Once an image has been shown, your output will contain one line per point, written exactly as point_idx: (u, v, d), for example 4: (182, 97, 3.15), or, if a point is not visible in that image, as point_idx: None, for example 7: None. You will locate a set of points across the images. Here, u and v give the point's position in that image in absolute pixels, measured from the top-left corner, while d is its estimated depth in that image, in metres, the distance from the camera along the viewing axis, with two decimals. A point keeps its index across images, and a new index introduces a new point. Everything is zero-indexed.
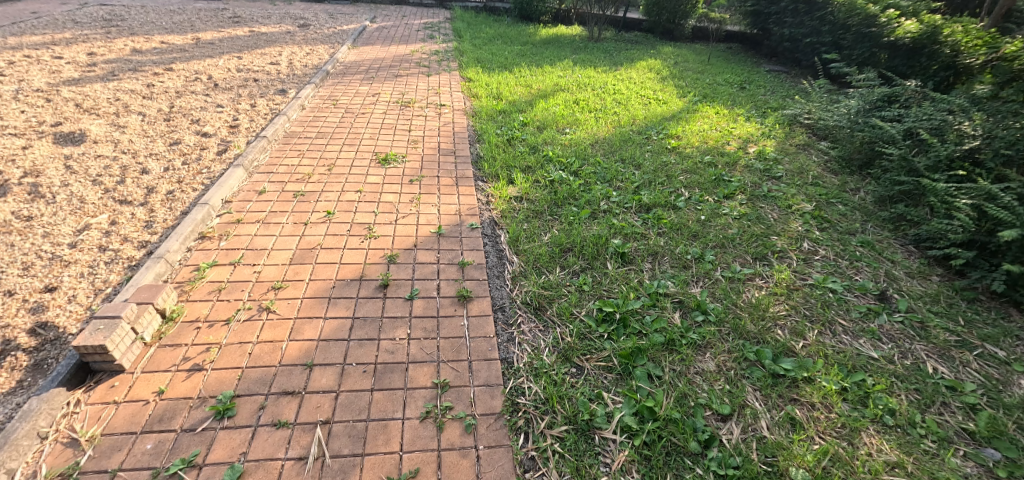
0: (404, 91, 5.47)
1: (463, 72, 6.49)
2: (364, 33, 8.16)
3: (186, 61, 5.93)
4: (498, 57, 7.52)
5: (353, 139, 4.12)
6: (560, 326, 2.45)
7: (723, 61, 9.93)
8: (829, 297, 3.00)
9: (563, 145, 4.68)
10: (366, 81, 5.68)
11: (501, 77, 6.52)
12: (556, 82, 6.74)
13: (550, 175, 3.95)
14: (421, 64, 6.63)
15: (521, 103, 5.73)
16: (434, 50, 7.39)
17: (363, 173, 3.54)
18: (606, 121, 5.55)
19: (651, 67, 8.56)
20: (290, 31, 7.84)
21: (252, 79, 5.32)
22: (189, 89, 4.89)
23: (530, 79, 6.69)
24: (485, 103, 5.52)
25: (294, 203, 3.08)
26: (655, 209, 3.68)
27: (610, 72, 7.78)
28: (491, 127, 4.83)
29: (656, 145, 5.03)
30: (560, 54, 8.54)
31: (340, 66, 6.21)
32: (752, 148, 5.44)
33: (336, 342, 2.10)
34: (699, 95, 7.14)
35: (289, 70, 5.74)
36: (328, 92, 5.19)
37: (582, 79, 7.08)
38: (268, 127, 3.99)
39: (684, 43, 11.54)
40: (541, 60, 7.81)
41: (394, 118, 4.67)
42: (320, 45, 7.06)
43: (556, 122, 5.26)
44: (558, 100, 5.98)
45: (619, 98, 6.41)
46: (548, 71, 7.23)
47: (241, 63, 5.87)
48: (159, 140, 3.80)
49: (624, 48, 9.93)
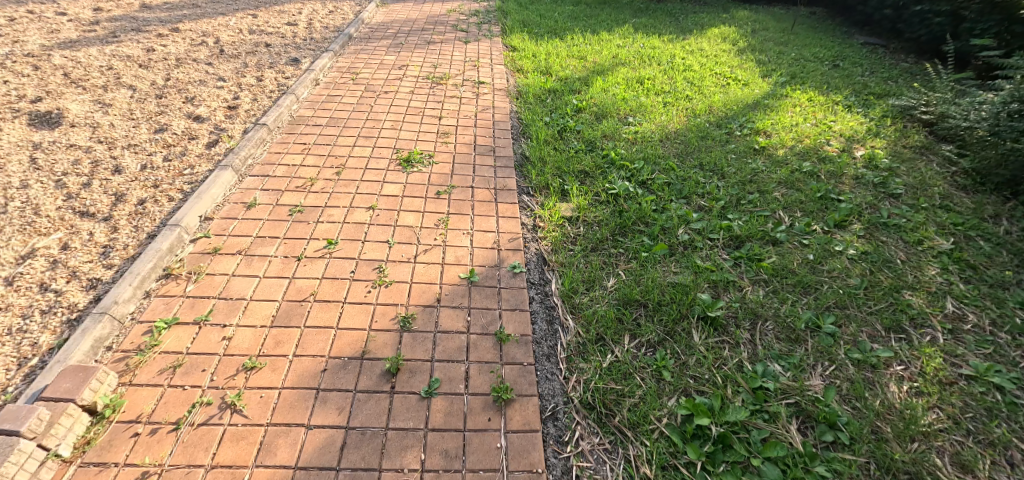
0: (436, 62, 4.63)
1: (507, 38, 5.55)
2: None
3: (196, 21, 5.27)
4: (547, 21, 6.49)
5: (371, 128, 3.36)
6: (633, 447, 1.74)
7: (808, 31, 8.53)
8: (998, 402, 2.17)
9: (627, 141, 3.82)
10: (393, 49, 4.86)
11: (551, 47, 5.55)
12: (615, 54, 5.72)
13: (614, 187, 3.12)
14: (458, 28, 5.72)
15: (574, 81, 4.81)
16: (474, 10, 6.42)
17: (378, 180, 2.80)
18: (677, 108, 4.60)
19: (724, 36, 7.33)
20: None
21: (265, 44, 4.62)
22: (192, 57, 4.25)
23: (584, 49, 5.69)
24: (531, 80, 4.63)
25: (289, 224, 2.41)
26: (748, 244, 2.85)
27: (676, 41, 6.66)
28: (539, 114, 3.98)
29: (740, 144, 4.09)
30: (619, 16, 7.39)
31: (366, 28, 5.40)
32: (856, 151, 4.43)
33: (318, 477, 1.47)
34: (784, 75, 5.99)
35: (307, 32, 4.99)
36: (347, 62, 4.41)
37: (646, 51, 6.02)
38: (270, 112, 3.30)
39: (760, 8, 10.04)
40: (596, 24, 6.74)
41: (422, 99, 3.87)
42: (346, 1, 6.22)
43: (616, 108, 4.35)
44: (618, 79, 5.01)
45: (690, 76, 5.38)
46: (605, 40, 6.17)
47: (255, 22, 5.21)
48: (144, 125, 3.19)
49: (691, 11, 8.61)
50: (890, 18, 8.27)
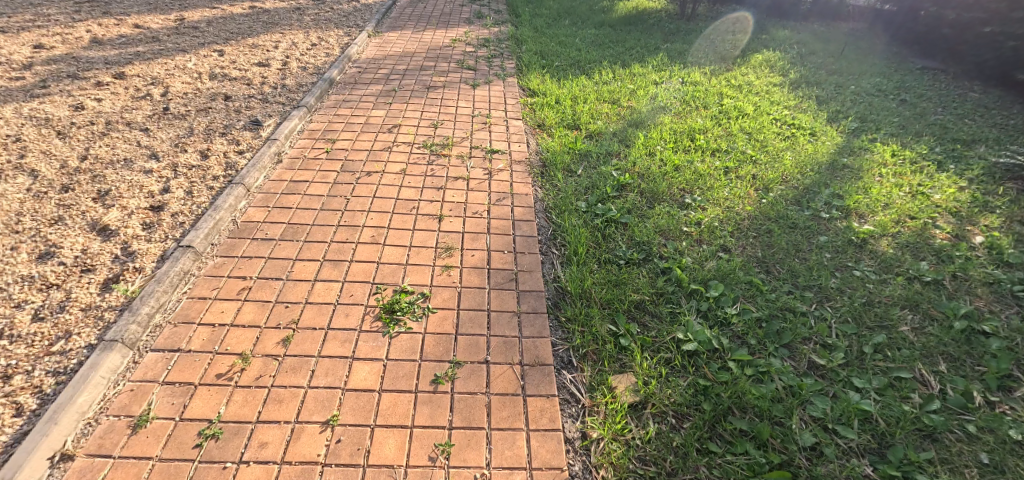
0: (435, 116, 3.66)
1: (524, 78, 4.58)
2: (391, 10, 6.31)
3: (149, 61, 4.38)
4: (568, 51, 5.53)
5: (342, 238, 2.39)
6: None
7: (859, 55, 7.54)
8: None
9: (691, 240, 2.86)
10: (382, 97, 3.90)
11: (577, 89, 4.58)
12: (652, 97, 4.75)
13: (691, 338, 2.16)
14: (463, 63, 4.76)
15: (610, 139, 3.84)
16: (483, 39, 5.48)
17: (344, 355, 1.85)
18: (740, 178, 3.63)
19: (770, 64, 6.35)
20: (298, 8, 6.11)
21: (224, 98, 3.73)
22: (128, 120, 3.35)
23: (616, 91, 4.72)
24: (557, 140, 3.66)
25: (191, 473, 1.47)
26: (899, 445, 1.89)
27: (718, 73, 5.71)
28: (572, 197, 3.00)
29: (830, 237, 3.14)
30: (648, 41, 6.43)
31: (354, 66, 4.47)
32: (974, 235, 3.45)
33: None
34: (853, 121, 5.01)
35: (279, 77, 4.07)
36: (322, 122, 3.47)
37: (688, 90, 5.04)
38: (204, 222, 2.36)
39: (797, 25, 9.03)
40: (625, 53, 5.80)
41: (415, 178, 2.88)
42: (333, 31, 5.32)
43: (667, 181, 3.40)
44: (663, 133, 4.03)
45: (747, 126, 4.40)
46: (639, 76, 5.19)
47: (219, 63, 4.35)
48: (27, 242, 2.28)
49: (725, 31, 7.63)
50: (953, 41, 7.27)
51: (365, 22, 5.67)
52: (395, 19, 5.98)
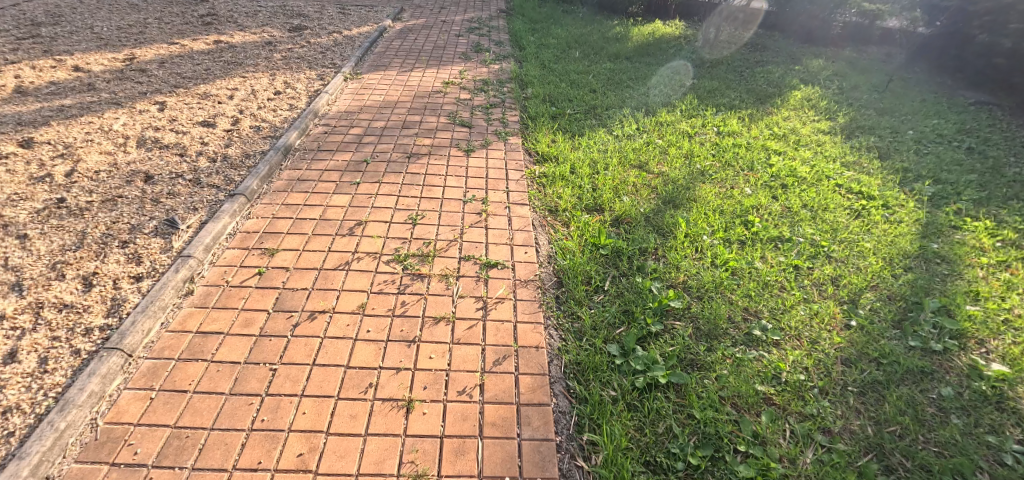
0: (416, 199, 2.80)
1: (531, 135, 3.73)
2: (376, 44, 5.49)
3: (70, 120, 3.58)
4: (582, 95, 4.69)
5: (251, 461, 1.52)
6: None
7: (905, 89, 6.73)
8: None
9: (776, 412, 1.99)
10: (350, 170, 3.04)
11: (596, 150, 3.73)
12: (687, 158, 3.90)
13: None
14: (455, 113, 3.91)
15: (643, 226, 2.98)
16: (481, 80, 4.63)
17: None
18: (816, 284, 2.77)
19: (813, 107, 5.51)
20: (269, 43, 5.33)
21: (144, 178, 2.90)
22: (5, 218, 2.52)
23: (642, 151, 3.86)
24: (576, 232, 2.80)
25: None
26: None
27: (757, 119, 4.88)
28: (601, 340, 2.13)
29: (953, 388, 2.24)
30: (672, 78, 5.59)
31: (323, 121, 3.64)
32: None
33: None
34: (927, 184, 4.15)
35: (222, 144, 3.24)
36: (262, 213, 2.62)
37: (728, 145, 4.19)
38: (35, 439, 1.51)
39: (828, 51, 8.20)
40: (647, 96, 4.98)
41: (378, 322, 2.02)
42: (303, 74, 4.51)
43: (725, 297, 2.55)
44: (708, 214, 3.17)
45: (808, 198, 3.55)
46: (667, 128, 4.34)
47: (156, 123, 3.55)
48: None
49: (754, 63, 6.81)
50: (1010, 72, 6.46)
51: (343, 61, 4.85)
52: (380, 55, 5.16)
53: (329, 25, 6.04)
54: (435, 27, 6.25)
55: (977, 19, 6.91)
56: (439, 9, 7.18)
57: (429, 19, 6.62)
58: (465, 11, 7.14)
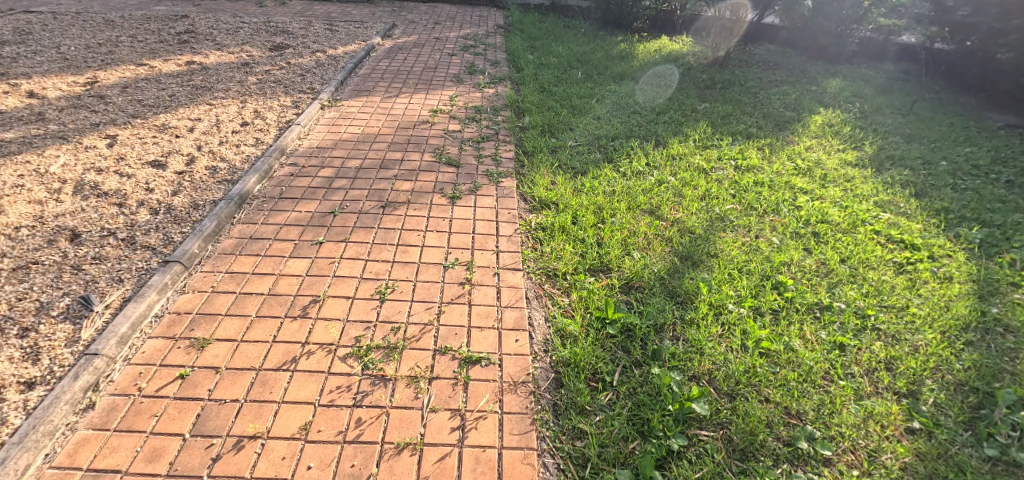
0: (387, 264, 2.35)
1: (528, 176, 3.28)
2: (360, 64, 5.07)
3: (5, 159, 3.16)
4: (585, 124, 4.25)
5: None
6: None
7: (930, 111, 6.30)
8: None
9: None
10: (313, 223, 2.60)
11: (602, 193, 3.28)
12: (703, 200, 3.45)
13: None
14: (441, 147, 3.47)
15: (658, 293, 2.54)
16: (473, 107, 4.20)
17: None
18: (866, 370, 2.32)
19: (834, 134, 5.08)
20: (246, 64, 4.92)
21: (69, 237, 2.46)
22: None
23: (654, 192, 3.41)
24: (578, 304, 2.35)
25: None
26: None
27: (777, 150, 4.45)
28: (609, 466, 1.67)
29: None
30: (682, 102, 5.17)
31: (291, 159, 3.21)
32: None
33: None
34: (972, 228, 3.71)
35: (168, 191, 2.81)
36: (199, 286, 2.18)
37: (749, 183, 3.74)
38: None
39: (843, 69, 7.78)
40: (656, 123, 4.55)
41: (323, 452, 1.57)
42: (277, 101, 4.09)
43: (761, 392, 2.09)
44: (733, 276, 2.73)
45: (843, 252, 3.12)
46: (680, 162, 3.90)
47: (101, 162, 3.13)
48: None
49: (768, 83, 6.38)
50: None
51: (321, 85, 4.42)
52: (364, 77, 4.74)
53: (313, 43, 5.64)
54: (426, 46, 5.85)
55: (1002, 37, 6.49)
56: (432, 25, 6.78)
57: (421, 37, 6.22)
58: (460, 27, 6.74)
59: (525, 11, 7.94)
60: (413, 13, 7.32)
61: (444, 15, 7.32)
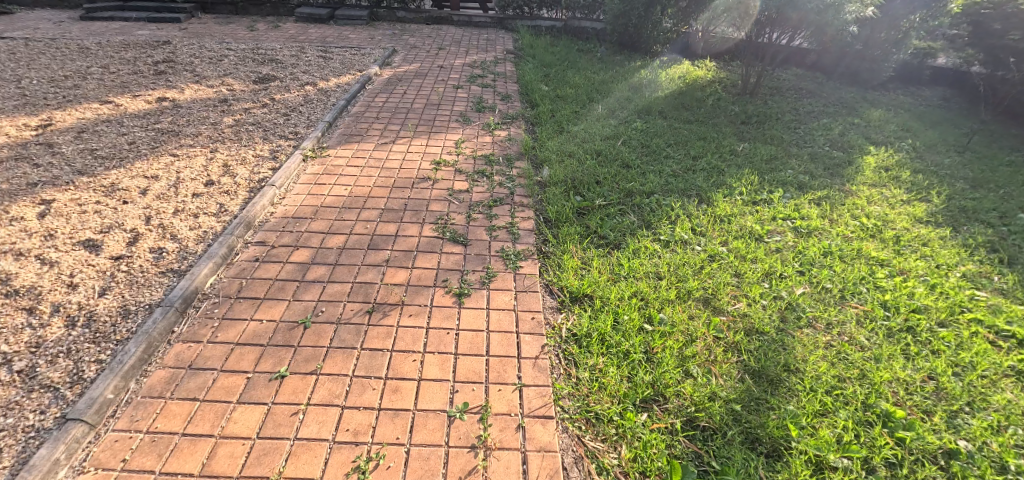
0: (370, 414, 1.71)
1: (553, 255, 2.64)
2: (353, 99, 4.46)
3: None
4: (613, 177, 3.63)
5: None
6: None
7: (988, 146, 5.67)
8: None
9: None
10: (276, 342, 1.97)
11: (644, 278, 2.65)
12: (766, 282, 2.82)
13: None
14: (445, 214, 2.84)
15: (734, 441, 1.89)
16: (483, 155, 3.59)
17: None
18: None
19: (894, 181, 4.45)
20: (224, 100, 4.33)
21: None
22: None
23: (706, 273, 2.79)
24: (632, 469, 1.70)
25: None
26: None
27: (835, 204, 3.82)
28: None
29: None
30: (719, 143, 4.55)
31: (259, 236, 2.59)
32: None
33: None
34: None
35: (96, 290, 2.20)
36: (104, 462, 1.55)
37: (816, 255, 3.11)
38: None
39: (881, 97, 7.17)
40: (694, 172, 3.94)
41: None
42: (252, 150, 3.49)
43: None
44: (826, 406, 2.08)
45: (950, 359, 2.47)
46: (730, 227, 3.26)
47: (24, 241, 2.51)
48: None
49: (807, 116, 5.77)
50: None
51: (305, 128, 3.81)
52: (356, 116, 4.13)
53: (303, 73, 5.05)
54: (429, 76, 5.27)
55: None
56: (436, 51, 6.22)
57: (424, 65, 5.64)
58: (466, 53, 6.18)
59: (536, 34, 7.39)
60: (415, 37, 6.77)
61: (449, 39, 6.77)
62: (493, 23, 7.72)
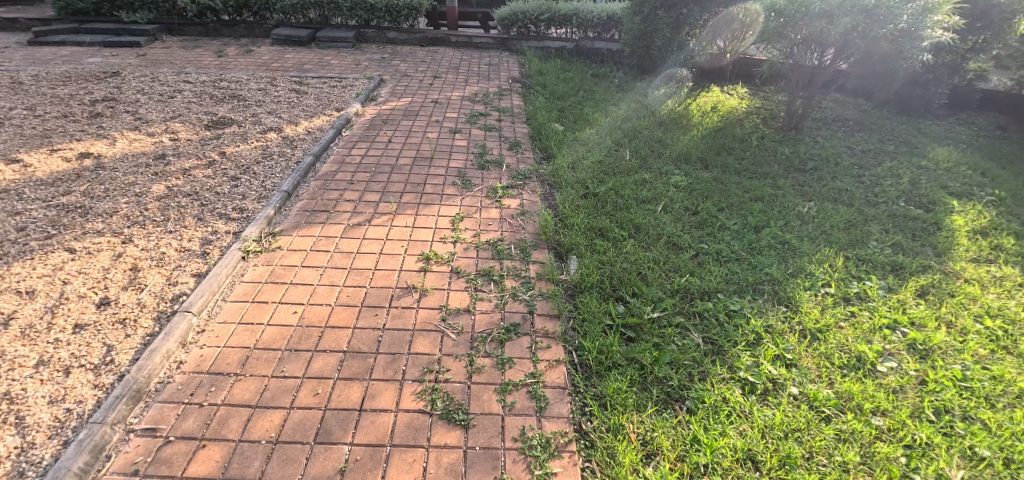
0: None
1: (599, 439, 1.75)
2: (323, 152, 3.56)
3: None
4: (662, 269, 2.75)
5: None
6: None
7: None
8: None
9: None
10: None
11: (735, 468, 1.74)
12: (903, 459, 1.92)
13: None
14: (436, 359, 1.95)
15: None
16: (488, 238, 2.69)
17: None
18: None
19: (998, 251, 3.58)
20: (162, 157, 3.45)
21: None
22: None
23: (820, 447, 1.89)
24: None
25: None
26: None
27: (943, 297, 2.95)
28: None
29: None
30: (779, 204, 3.69)
31: (151, 417, 1.70)
32: None
33: None
34: None
35: None
36: None
37: (955, 400, 2.23)
38: None
39: (937, 126, 6.30)
40: (760, 253, 3.07)
41: None
42: (179, 239, 2.60)
43: None
44: None
45: None
46: (830, 351, 2.39)
47: None
48: None
49: (866, 158, 4.92)
50: None
51: (253, 202, 2.90)
52: (323, 179, 3.23)
53: (268, 114, 4.18)
54: (421, 115, 4.40)
55: None
56: (430, 80, 5.37)
57: (415, 99, 4.78)
58: (465, 83, 5.32)
59: (544, 58, 6.54)
60: (407, 63, 5.92)
61: (446, 65, 5.92)
62: (495, 43, 6.89)
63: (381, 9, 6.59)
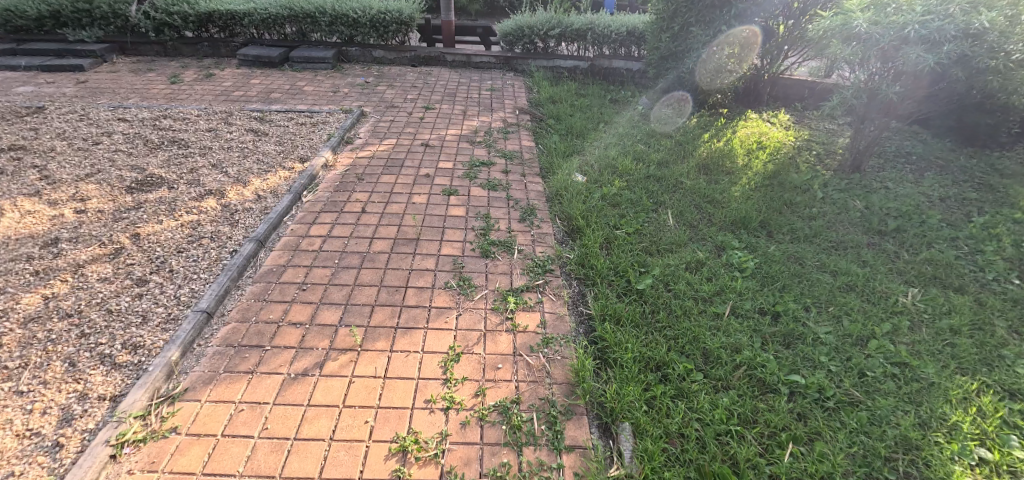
0: None
1: None
2: (269, 232, 2.61)
3: None
4: (754, 438, 1.86)
5: None
6: None
7: None
8: None
9: None
10: None
11: None
12: None
13: None
14: None
15: None
16: (498, 399, 1.78)
17: None
18: None
19: None
20: (54, 243, 2.56)
21: None
22: None
23: None
24: None
25: None
26: None
27: None
28: None
29: None
30: (877, 294, 2.80)
31: None
32: None
33: None
34: None
35: None
36: None
37: None
38: None
39: (1015, 158, 5.37)
40: (879, 391, 2.18)
41: None
42: (26, 411, 1.70)
43: None
44: None
45: None
46: None
47: None
48: None
49: (951, 211, 4.04)
50: None
51: (152, 335, 1.99)
52: (262, 280, 2.29)
53: (212, 167, 3.28)
54: (408, 164, 3.49)
55: None
56: (421, 113, 4.48)
57: (402, 140, 3.87)
58: (463, 117, 4.43)
59: (554, 80, 5.66)
60: (394, 89, 5.02)
61: (440, 92, 5.03)
62: (498, 62, 6.01)
63: (365, 24, 5.68)
